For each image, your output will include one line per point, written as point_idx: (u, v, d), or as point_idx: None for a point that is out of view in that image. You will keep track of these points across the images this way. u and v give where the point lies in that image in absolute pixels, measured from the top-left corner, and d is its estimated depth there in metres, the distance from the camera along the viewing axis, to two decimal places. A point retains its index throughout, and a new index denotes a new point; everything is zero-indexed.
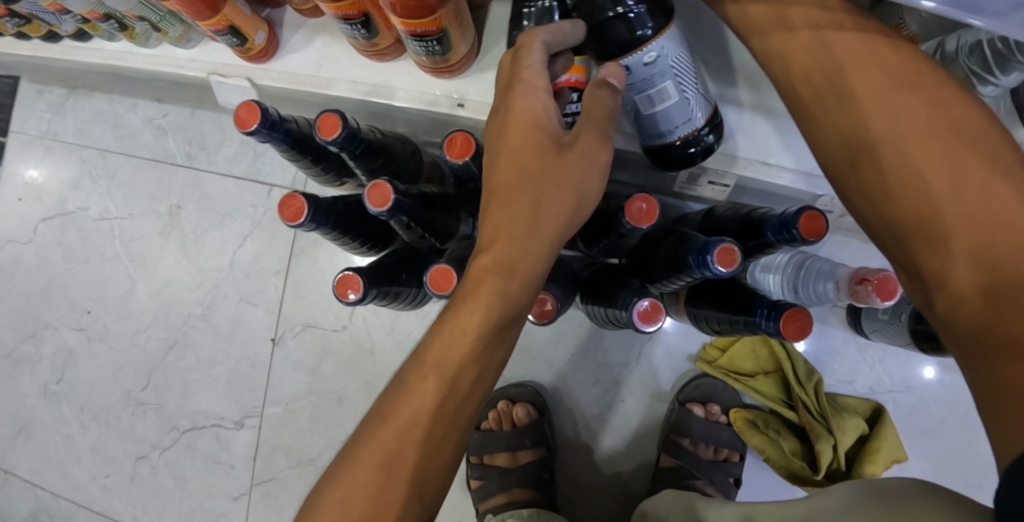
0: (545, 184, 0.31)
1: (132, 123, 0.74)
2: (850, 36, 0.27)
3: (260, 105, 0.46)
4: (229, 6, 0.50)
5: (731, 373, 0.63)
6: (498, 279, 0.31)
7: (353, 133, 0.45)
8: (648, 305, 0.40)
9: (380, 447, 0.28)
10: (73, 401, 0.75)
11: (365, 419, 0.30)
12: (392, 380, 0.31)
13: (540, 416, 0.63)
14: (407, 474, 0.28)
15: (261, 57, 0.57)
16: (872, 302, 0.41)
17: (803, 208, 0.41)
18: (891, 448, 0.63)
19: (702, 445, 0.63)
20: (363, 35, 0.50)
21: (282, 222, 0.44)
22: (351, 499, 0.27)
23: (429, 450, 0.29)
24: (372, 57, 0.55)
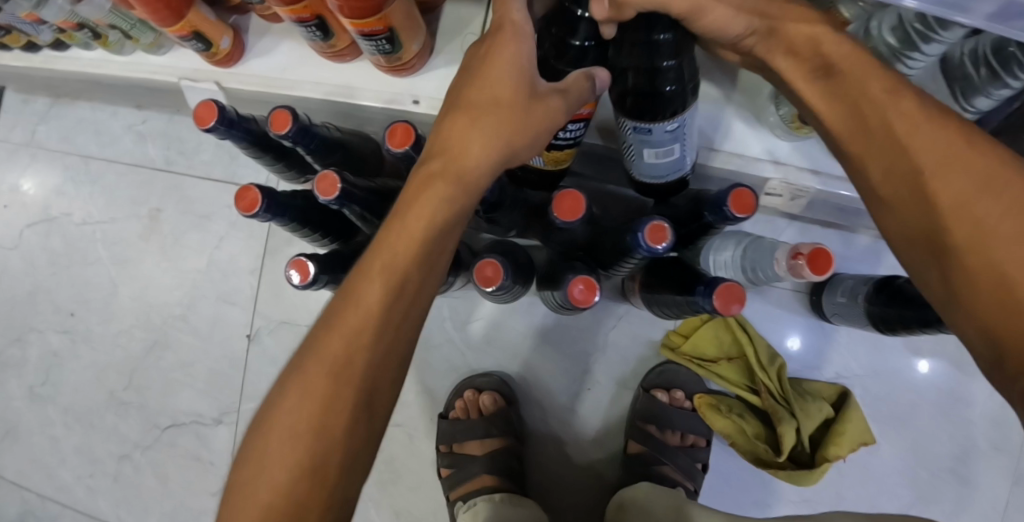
0: (504, 123, 0.32)
1: (113, 129, 0.77)
2: (877, 82, 0.29)
3: (218, 103, 0.48)
4: (193, 13, 0.52)
5: (695, 358, 0.65)
6: (443, 190, 0.32)
7: (304, 128, 0.47)
8: (583, 285, 0.42)
9: (331, 354, 0.30)
10: (57, 402, 0.77)
11: (318, 323, 0.31)
12: (342, 291, 0.32)
13: (507, 405, 0.65)
14: (354, 377, 0.29)
15: (228, 60, 0.59)
16: (807, 275, 0.42)
17: (732, 188, 0.42)
18: (857, 431, 0.64)
19: (668, 430, 0.65)
20: (320, 37, 0.52)
21: (237, 212, 0.46)
22: (303, 404, 0.29)
23: (376, 358, 0.30)
24: (332, 59, 0.57)
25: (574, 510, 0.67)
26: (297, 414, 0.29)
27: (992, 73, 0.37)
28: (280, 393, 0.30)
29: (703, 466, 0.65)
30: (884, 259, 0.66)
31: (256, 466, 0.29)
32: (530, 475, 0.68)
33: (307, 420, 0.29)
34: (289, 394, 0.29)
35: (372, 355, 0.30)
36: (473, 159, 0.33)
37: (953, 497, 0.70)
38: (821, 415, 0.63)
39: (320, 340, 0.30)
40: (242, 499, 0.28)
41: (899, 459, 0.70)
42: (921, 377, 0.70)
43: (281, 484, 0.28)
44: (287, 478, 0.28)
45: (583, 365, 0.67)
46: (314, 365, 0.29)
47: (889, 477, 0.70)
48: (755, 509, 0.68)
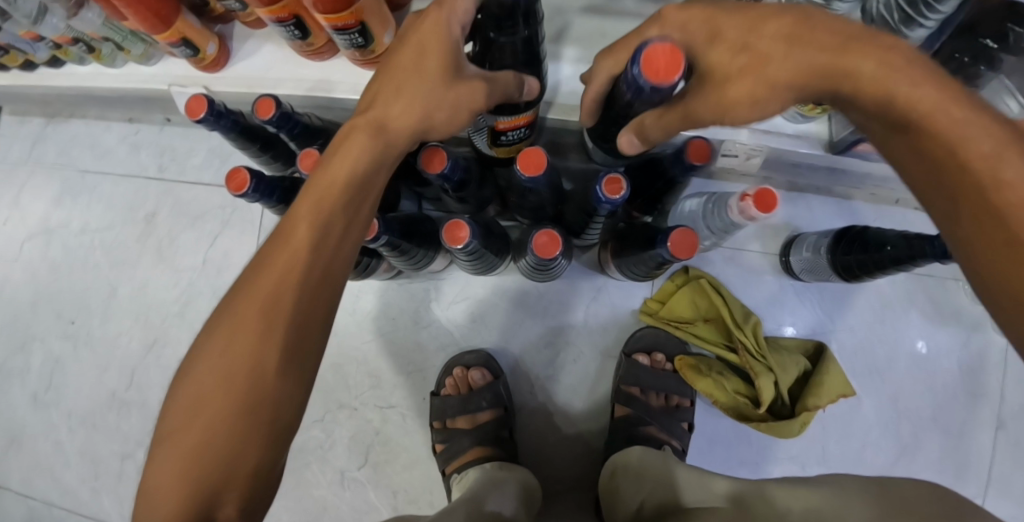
0: (431, 96, 0.36)
1: (106, 141, 0.81)
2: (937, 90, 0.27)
3: (207, 97, 0.50)
4: (181, 20, 0.56)
5: (673, 323, 0.68)
6: (366, 143, 0.36)
7: (287, 114, 0.51)
8: (546, 237, 0.46)
9: (261, 296, 0.33)
10: (61, 406, 0.79)
11: (250, 267, 0.34)
12: (270, 238, 0.35)
13: (494, 378, 0.67)
14: (287, 315, 0.33)
15: (213, 66, 0.63)
16: (754, 217, 0.45)
17: (690, 138, 0.45)
18: (837, 384, 0.66)
19: (652, 392, 0.67)
20: (297, 36, 0.56)
21: (228, 192, 0.49)
22: (235, 336, 0.32)
23: (305, 298, 0.33)
24: (310, 57, 0.61)
25: (569, 479, 0.69)
26: (228, 352, 0.32)
27: (907, 16, 0.40)
28: (209, 336, 0.33)
29: (688, 426, 0.67)
30: (847, 217, 0.70)
31: (192, 400, 0.31)
32: (522, 447, 0.69)
33: (237, 357, 0.32)
34: (222, 320, 0.33)
35: (296, 295, 0.33)
36: (395, 127, 0.37)
37: (938, 446, 0.71)
38: (798, 369, 0.66)
39: (249, 281, 0.34)
40: (178, 424, 0.31)
41: (882, 412, 0.72)
42: (893, 329, 0.73)
43: (214, 411, 0.31)
44: (226, 404, 0.31)
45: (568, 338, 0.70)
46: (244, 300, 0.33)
47: (873, 430, 0.72)
48: (743, 466, 0.70)
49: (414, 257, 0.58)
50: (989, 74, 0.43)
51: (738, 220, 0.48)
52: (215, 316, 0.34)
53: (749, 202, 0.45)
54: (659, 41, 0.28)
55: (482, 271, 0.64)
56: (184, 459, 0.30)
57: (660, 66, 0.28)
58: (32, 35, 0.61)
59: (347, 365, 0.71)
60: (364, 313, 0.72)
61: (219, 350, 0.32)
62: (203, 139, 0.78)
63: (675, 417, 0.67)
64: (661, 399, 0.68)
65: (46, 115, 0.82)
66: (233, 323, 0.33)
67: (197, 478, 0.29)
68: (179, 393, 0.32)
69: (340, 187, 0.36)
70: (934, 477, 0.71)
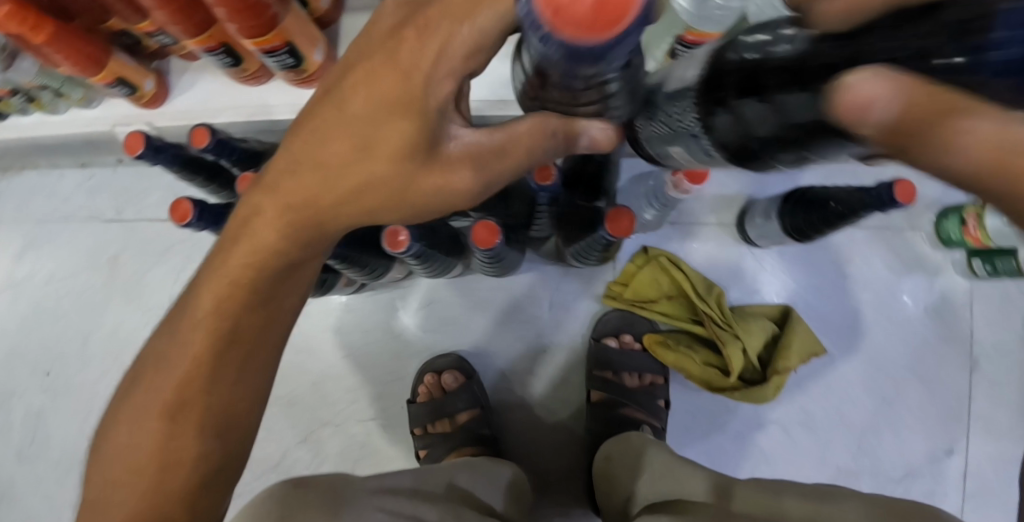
0: (395, 180, 0.31)
1: (61, 188, 0.81)
2: None
3: (144, 134, 0.52)
4: (113, 61, 0.56)
5: (638, 303, 0.68)
6: (293, 225, 0.34)
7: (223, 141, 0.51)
8: (484, 230, 0.47)
9: (194, 367, 0.36)
10: (47, 459, 0.79)
11: (183, 331, 0.37)
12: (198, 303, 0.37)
13: (469, 380, 0.68)
14: (223, 387, 0.36)
15: (153, 102, 0.63)
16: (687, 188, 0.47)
17: None
18: (805, 343, 0.67)
19: (623, 374, 0.69)
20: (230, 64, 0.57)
21: (174, 223, 0.50)
22: (169, 399, 0.36)
23: (239, 372, 0.37)
24: (248, 83, 0.61)
25: (558, 468, 0.69)
26: (162, 412, 0.36)
27: None
28: (140, 391, 0.37)
29: (664, 402, 0.69)
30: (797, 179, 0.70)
31: (107, 479, 0.36)
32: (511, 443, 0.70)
33: (165, 430, 0.36)
34: (156, 379, 0.36)
35: (201, 391, 0.36)
36: (341, 209, 0.33)
37: (918, 393, 0.73)
38: (766, 334, 0.67)
39: (181, 347, 0.37)
40: (120, 470, 0.36)
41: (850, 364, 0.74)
42: (856, 284, 0.74)
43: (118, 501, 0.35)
44: (161, 461, 0.35)
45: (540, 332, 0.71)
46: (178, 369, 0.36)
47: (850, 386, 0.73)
48: (723, 430, 0.72)
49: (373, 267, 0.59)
50: None
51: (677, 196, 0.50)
52: (146, 370, 0.37)
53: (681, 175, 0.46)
54: None
55: (437, 273, 0.64)
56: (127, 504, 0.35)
57: None
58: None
59: (325, 382, 0.72)
60: (336, 328, 0.72)
61: (152, 412, 0.36)
62: (158, 176, 0.78)
63: (649, 397, 0.68)
64: (632, 379, 0.70)
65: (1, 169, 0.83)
66: (169, 386, 0.36)
67: None
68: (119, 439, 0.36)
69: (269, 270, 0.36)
70: (918, 424, 0.72)
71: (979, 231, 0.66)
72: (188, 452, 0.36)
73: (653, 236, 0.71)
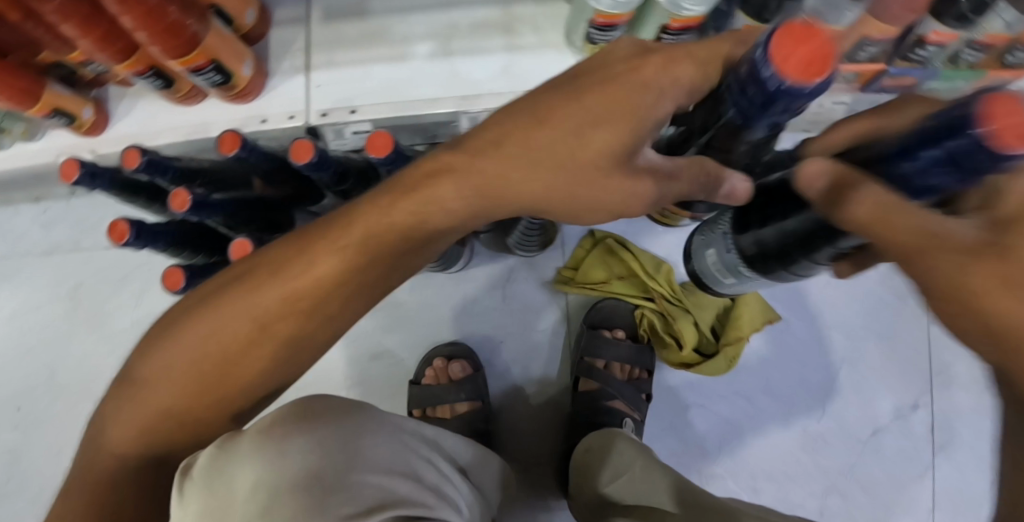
0: (407, 209, 0.43)
1: (7, 221, 0.83)
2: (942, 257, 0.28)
3: (76, 161, 0.55)
4: (48, 92, 0.57)
5: (590, 279, 0.89)
6: (328, 271, 0.44)
7: (153, 161, 0.56)
8: None
9: (217, 362, 0.46)
10: (22, 496, 0.78)
11: (214, 328, 0.46)
12: (230, 306, 0.45)
13: (471, 373, 0.88)
14: (241, 383, 0.47)
15: (93, 130, 0.65)
16: None
17: None
18: (754, 315, 0.84)
19: (616, 366, 0.87)
20: (163, 85, 0.60)
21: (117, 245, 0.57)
22: (192, 379, 0.46)
23: (260, 374, 0.48)
24: (183, 102, 0.64)
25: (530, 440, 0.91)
26: (178, 387, 0.46)
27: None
28: (155, 362, 0.47)
29: (647, 396, 0.87)
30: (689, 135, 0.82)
31: (152, 384, 0.47)
32: (496, 429, 0.91)
33: (176, 401, 0.47)
34: (183, 357, 0.46)
35: (225, 349, 0.46)
36: (359, 273, 0.45)
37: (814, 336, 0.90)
38: (716, 307, 0.86)
39: (206, 335, 0.46)
40: (132, 416, 0.47)
41: (804, 371, 0.89)
42: None
43: (161, 403, 0.47)
44: (170, 422, 0.47)
45: (508, 308, 0.92)
46: (204, 356, 0.46)
47: (805, 387, 0.88)
48: (709, 450, 0.87)
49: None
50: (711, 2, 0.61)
51: None
52: (166, 342, 0.47)
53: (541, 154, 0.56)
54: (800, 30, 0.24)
55: None
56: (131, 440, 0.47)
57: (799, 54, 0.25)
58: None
59: None
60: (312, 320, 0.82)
61: (163, 382, 0.47)
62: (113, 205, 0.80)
63: (638, 387, 0.87)
64: (626, 370, 0.89)
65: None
66: (191, 367, 0.46)
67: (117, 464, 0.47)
68: (127, 387, 0.48)
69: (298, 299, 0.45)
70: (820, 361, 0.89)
71: None
72: (194, 422, 0.47)
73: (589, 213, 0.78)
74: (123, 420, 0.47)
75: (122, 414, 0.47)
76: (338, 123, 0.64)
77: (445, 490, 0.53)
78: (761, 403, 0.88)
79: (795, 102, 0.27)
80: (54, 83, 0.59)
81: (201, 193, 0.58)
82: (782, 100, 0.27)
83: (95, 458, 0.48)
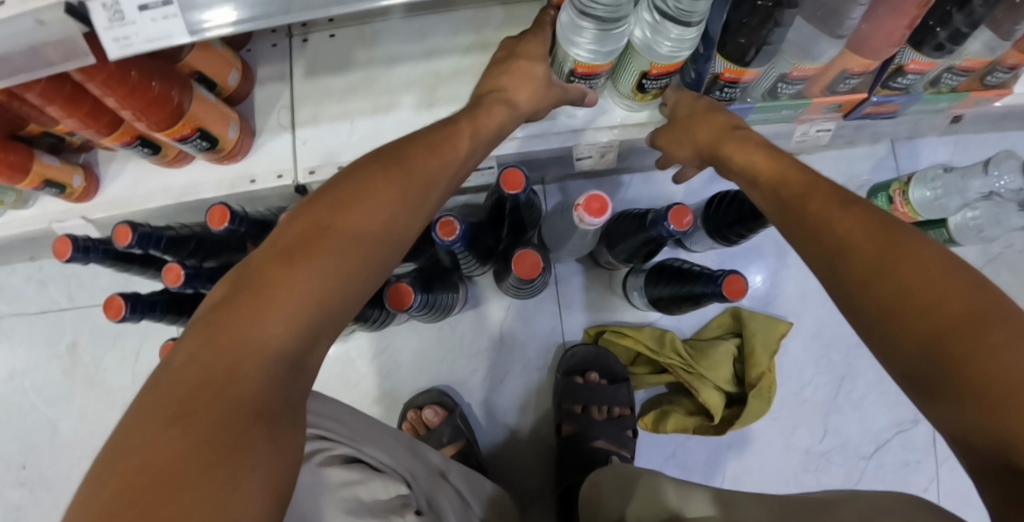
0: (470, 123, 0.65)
1: (151, 187, 0.94)
2: (942, 279, 0.44)
3: (225, 204, 0.74)
4: (188, 117, 0.78)
5: (607, 359, 1.03)
6: (447, 154, 0.59)
7: (238, 217, 0.75)
8: (521, 256, 0.69)
9: (399, 213, 0.51)
10: None
11: (398, 180, 0.52)
12: (405, 167, 0.54)
13: (441, 415, 1.00)
14: (406, 238, 0.52)
15: (230, 155, 0.90)
16: (671, 226, 0.72)
17: (670, 207, 0.71)
18: (764, 340, 1.00)
19: (594, 408, 1.00)
20: (206, 144, 0.85)
21: (211, 227, 0.74)
22: (381, 228, 0.49)
23: (416, 218, 0.53)
24: (226, 160, 0.91)
25: (534, 466, 1.05)
26: (370, 235, 0.48)
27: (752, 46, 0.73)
28: (333, 217, 0.47)
29: (631, 431, 1.01)
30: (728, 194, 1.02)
31: (273, 265, 0.43)
32: (497, 462, 1.05)
33: (350, 261, 0.46)
34: (368, 202, 0.49)
35: (345, 226, 0.47)
36: (468, 142, 0.62)
37: (807, 413, 1.08)
38: (730, 354, 1.00)
39: (389, 189, 0.51)
40: (308, 262, 0.44)
41: (797, 435, 1.07)
42: (776, 312, 1.09)
43: (367, 248, 0.47)
44: (349, 280, 0.45)
45: (551, 337, 1.07)
46: (390, 202, 0.51)
47: (794, 451, 1.06)
48: None
49: (439, 304, 0.90)
50: (733, 96, 0.84)
51: (586, 227, 0.72)
52: (333, 205, 0.48)
53: (581, 209, 0.68)
54: (677, 206, 0.71)
55: (445, 310, 0.97)
56: (303, 296, 0.42)
57: (679, 218, 0.71)
58: (125, 140, 0.81)
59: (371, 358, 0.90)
60: (388, 321, 0.96)
61: (338, 240, 0.46)
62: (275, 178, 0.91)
63: (621, 423, 1.00)
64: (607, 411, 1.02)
65: (89, 163, 0.95)
66: (368, 207, 0.49)
67: (281, 345, 0.40)
68: (273, 258, 0.44)
69: (443, 167, 0.57)
70: (807, 434, 1.07)
71: (906, 207, 1.01)
72: (359, 278, 0.46)
73: (650, 279, 0.90)
74: (225, 326, 0.40)
75: (323, 256, 0.44)
76: None
77: (400, 452, 0.66)
78: (759, 427, 1.06)
79: (661, 229, 0.75)
80: (203, 110, 0.80)
81: (235, 210, 0.76)
82: (655, 227, 0.76)
83: (279, 296, 0.42)
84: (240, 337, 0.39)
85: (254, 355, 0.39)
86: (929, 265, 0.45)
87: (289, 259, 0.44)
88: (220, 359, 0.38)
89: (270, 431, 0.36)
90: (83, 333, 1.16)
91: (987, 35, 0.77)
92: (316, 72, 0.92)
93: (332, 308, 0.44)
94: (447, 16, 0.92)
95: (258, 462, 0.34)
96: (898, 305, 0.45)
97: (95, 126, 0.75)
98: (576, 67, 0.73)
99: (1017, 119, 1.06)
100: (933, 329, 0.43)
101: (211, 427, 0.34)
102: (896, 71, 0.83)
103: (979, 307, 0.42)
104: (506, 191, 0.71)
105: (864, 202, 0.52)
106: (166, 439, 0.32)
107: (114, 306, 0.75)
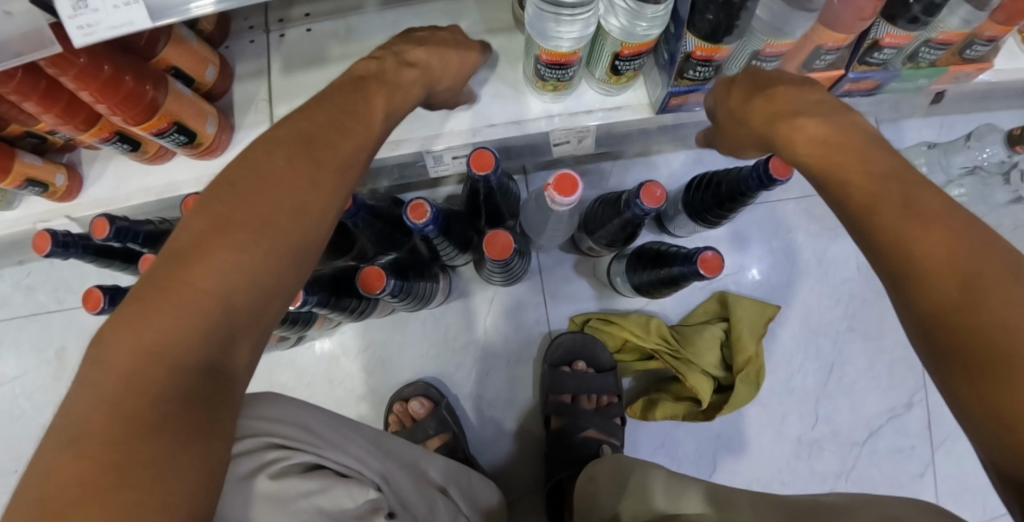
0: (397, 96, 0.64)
1: (132, 187, 0.95)
2: (963, 245, 0.43)
3: None
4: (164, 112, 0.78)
5: (592, 346, 1.02)
6: (358, 130, 0.57)
7: None
8: (494, 238, 0.70)
9: (308, 195, 0.49)
10: None
11: (305, 163, 0.50)
12: (309, 148, 0.51)
13: (426, 407, 1.00)
14: (324, 217, 0.50)
15: (209, 150, 0.91)
16: (645, 206, 0.71)
17: (641, 185, 0.71)
18: (750, 325, 1.00)
19: (582, 397, 0.99)
20: (183, 140, 0.85)
21: None
22: (292, 214, 0.47)
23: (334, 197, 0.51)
24: (205, 155, 0.91)
25: (523, 459, 1.04)
26: (279, 225, 0.46)
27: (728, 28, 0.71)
28: (235, 211, 0.45)
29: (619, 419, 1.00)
30: None
31: (175, 272, 0.41)
32: (486, 457, 1.04)
33: (262, 254, 0.44)
34: (273, 189, 0.47)
35: (248, 217, 0.45)
36: (378, 114, 0.60)
37: (798, 400, 1.06)
38: (717, 339, 0.99)
39: (293, 172, 0.49)
40: (212, 264, 0.42)
41: (788, 423, 1.05)
42: (764, 297, 1.08)
43: (276, 238, 0.45)
44: (263, 274, 0.44)
45: (537, 327, 1.06)
46: (297, 185, 0.49)
47: (785, 440, 1.04)
48: None
49: (417, 292, 0.89)
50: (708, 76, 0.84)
51: (560, 209, 0.71)
52: (230, 199, 0.46)
53: (552, 189, 0.68)
54: (651, 183, 0.71)
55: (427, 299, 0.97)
56: (210, 299, 0.40)
57: (650, 196, 0.70)
58: (102, 135, 0.81)
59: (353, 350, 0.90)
60: (370, 311, 0.96)
61: (243, 235, 0.44)
62: None
63: (607, 412, 1.00)
64: (595, 401, 1.01)
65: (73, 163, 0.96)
66: (273, 194, 0.47)
67: (191, 351, 0.38)
68: (172, 266, 0.42)
69: (356, 143, 0.56)
70: (798, 422, 1.05)
71: None
72: (275, 268, 0.45)
73: (631, 262, 0.90)
74: (124, 344, 0.38)
75: (227, 254, 0.43)
76: (434, 151, 0.90)
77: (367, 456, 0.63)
78: (750, 414, 1.05)
79: (635, 209, 0.75)
80: (179, 105, 0.80)
81: None
82: (630, 207, 0.75)
83: (187, 303, 0.40)
84: (140, 353, 0.37)
85: (163, 365, 0.37)
86: (950, 228, 0.43)
87: (189, 262, 0.42)
88: (126, 375, 0.36)
89: (194, 435, 0.35)
90: (71, 337, 1.17)
91: (965, 7, 0.76)
92: (294, 68, 0.93)
93: (247, 303, 0.43)
94: (421, 9, 0.93)
95: (186, 463, 0.34)
96: (921, 270, 0.43)
97: (71, 121, 0.75)
98: (543, 54, 0.74)
99: (1002, 96, 1.04)
100: (961, 297, 0.41)
101: (127, 445, 0.33)
102: (872, 46, 0.82)
103: (1001, 273, 0.41)
104: (476, 172, 0.70)
105: (883, 159, 0.50)
106: (85, 462, 0.32)
107: (93, 299, 0.76)
